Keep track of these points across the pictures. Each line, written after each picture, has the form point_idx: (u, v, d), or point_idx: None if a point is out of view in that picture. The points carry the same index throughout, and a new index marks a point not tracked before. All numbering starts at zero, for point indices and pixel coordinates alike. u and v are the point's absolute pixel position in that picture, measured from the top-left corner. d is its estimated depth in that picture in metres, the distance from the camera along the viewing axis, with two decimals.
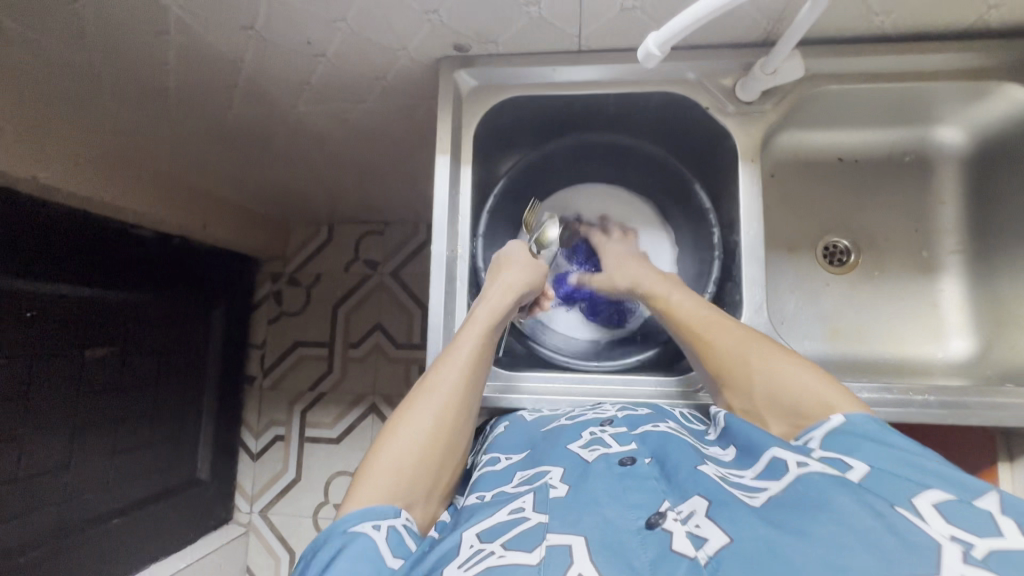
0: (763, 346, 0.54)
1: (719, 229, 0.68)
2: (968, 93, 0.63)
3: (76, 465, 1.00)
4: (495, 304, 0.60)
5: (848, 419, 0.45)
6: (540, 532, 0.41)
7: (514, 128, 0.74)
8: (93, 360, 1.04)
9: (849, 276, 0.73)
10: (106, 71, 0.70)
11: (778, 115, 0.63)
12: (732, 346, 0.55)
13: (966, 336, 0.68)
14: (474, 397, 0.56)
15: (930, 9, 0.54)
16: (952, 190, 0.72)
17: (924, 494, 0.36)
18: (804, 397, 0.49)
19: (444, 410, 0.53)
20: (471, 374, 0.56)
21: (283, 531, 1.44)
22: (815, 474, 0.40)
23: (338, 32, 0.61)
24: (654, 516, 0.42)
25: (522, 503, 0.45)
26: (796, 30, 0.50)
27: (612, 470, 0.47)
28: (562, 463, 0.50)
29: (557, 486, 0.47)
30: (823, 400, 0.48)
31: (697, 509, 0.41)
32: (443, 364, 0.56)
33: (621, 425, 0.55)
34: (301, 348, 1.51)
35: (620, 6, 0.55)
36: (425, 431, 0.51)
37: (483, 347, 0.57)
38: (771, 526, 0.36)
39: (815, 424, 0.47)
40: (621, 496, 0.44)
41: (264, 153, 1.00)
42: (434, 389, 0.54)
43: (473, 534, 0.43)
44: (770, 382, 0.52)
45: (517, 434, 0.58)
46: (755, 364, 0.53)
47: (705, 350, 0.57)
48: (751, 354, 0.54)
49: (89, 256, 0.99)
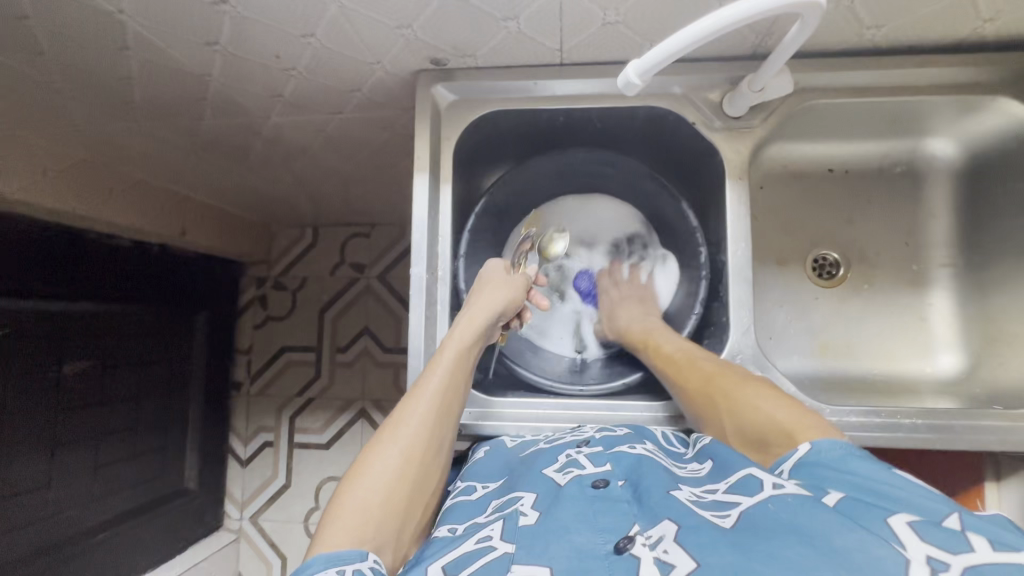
0: (733, 377, 0.55)
1: (706, 248, 0.66)
2: (962, 106, 0.61)
3: (58, 483, 0.98)
4: (467, 330, 0.59)
5: (813, 446, 0.44)
6: (502, 565, 0.39)
7: (496, 141, 0.71)
8: (72, 375, 1.01)
9: (838, 290, 0.72)
10: (67, 85, 0.67)
11: (767, 130, 0.61)
12: (707, 376, 0.56)
13: (954, 351, 0.68)
14: (446, 429, 0.54)
15: (923, 23, 0.52)
16: (943, 203, 0.71)
17: (894, 513, 0.35)
18: (772, 427, 0.48)
19: (414, 444, 0.51)
20: (442, 405, 0.54)
21: (274, 537, 1.44)
22: (787, 495, 0.38)
23: (309, 47, 0.58)
24: (623, 540, 0.40)
25: (489, 532, 0.44)
26: (785, 50, 0.48)
27: (584, 492, 0.46)
28: (534, 488, 0.48)
29: (528, 513, 0.45)
30: (788, 427, 0.47)
31: (665, 534, 0.38)
32: (412, 396, 0.54)
33: (596, 445, 0.53)
34: (287, 353, 1.48)
35: (602, 21, 0.52)
36: (395, 466, 0.49)
37: (454, 376, 0.56)
38: (738, 552, 0.34)
39: (786, 454, 0.46)
40: (591, 520, 0.42)
41: (242, 161, 0.97)
42: (403, 423, 0.52)
43: (438, 567, 0.41)
44: (743, 411, 0.51)
45: (494, 461, 0.57)
46: (729, 393, 0.53)
47: (685, 380, 0.58)
48: (720, 386, 0.54)
49: (65, 269, 0.96)
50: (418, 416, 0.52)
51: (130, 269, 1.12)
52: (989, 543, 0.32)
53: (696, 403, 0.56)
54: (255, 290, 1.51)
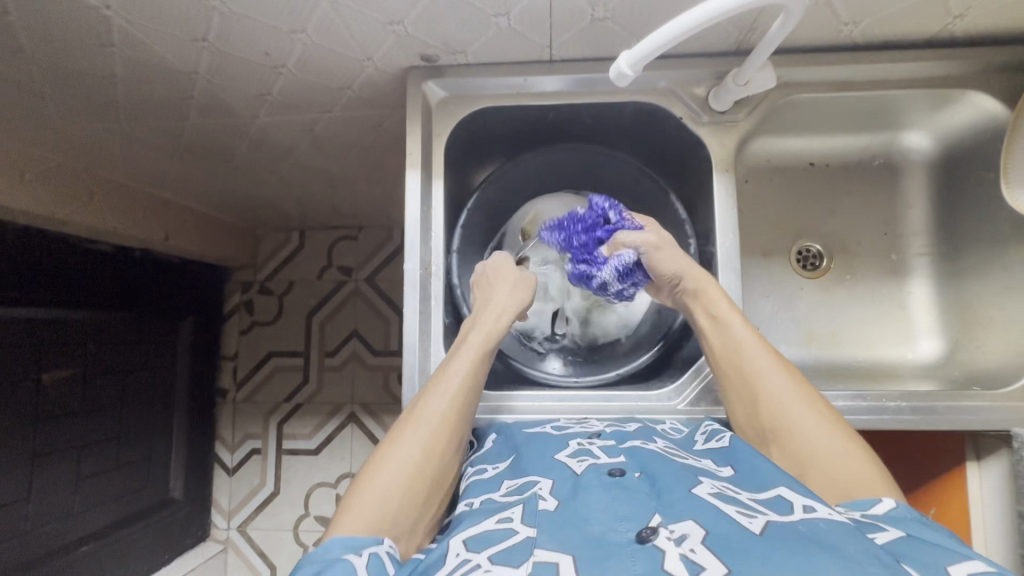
0: (817, 406, 0.52)
1: (695, 240, 0.67)
2: (936, 100, 0.64)
3: (38, 495, 0.95)
4: (487, 322, 0.60)
5: (897, 507, 0.44)
6: (528, 546, 0.39)
7: (486, 138, 0.72)
8: (52, 384, 0.98)
9: (821, 280, 0.74)
10: (50, 85, 0.66)
11: (751, 124, 0.63)
12: (798, 406, 0.51)
13: (934, 337, 0.70)
14: (466, 420, 0.55)
15: (898, 18, 0.54)
16: (919, 195, 0.74)
17: (961, 564, 0.35)
18: (857, 477, 0.47)
19: (433, 435, 0.51)
20: (463, 398, 0.54)
21: (262, 546, 1.41)
22: (821, 521, 0.39)
23: (298, 43, 0.58)
24: (645, 530, 0.40)
25: (511, 514, 0.44)
26: (768, 44, 0.50)
27: (601, 480, 0.47)
28: (550, 473, 0.49)
29: (547, 498, 0.45)
30: (858, 474, 0.47)
31: (691, 534, 0.38)
32: (434, 388, 0.54)
33: (608, 439, 0.55)
34: (275, 358, 1.46)
35: (592, 17, 0.53)
36: (413, 460, 0.49)
37: (476, 368, 0.56)
38: (766, 564, 0.34)
39: (863, 500, 0.45)
40: (611, 509, 0.43)
41: (228, 163, 0.96)
42: (421, 418, 0.52)
43: (460, 542, 0.42)
44: (831, 451, 0.48)
45: (504, 445, 0.57)
46: (822, 432, 0.50)
47: (768, 400, 0.53)
48: (802, 409, 0.51)
49: (44, 274, 0.94)
50: (439, 407, 0.53)
51: (112, 274, 1.09)
52: None
53: (769, 425, 0.52)
54: (241, 295, 1.49)
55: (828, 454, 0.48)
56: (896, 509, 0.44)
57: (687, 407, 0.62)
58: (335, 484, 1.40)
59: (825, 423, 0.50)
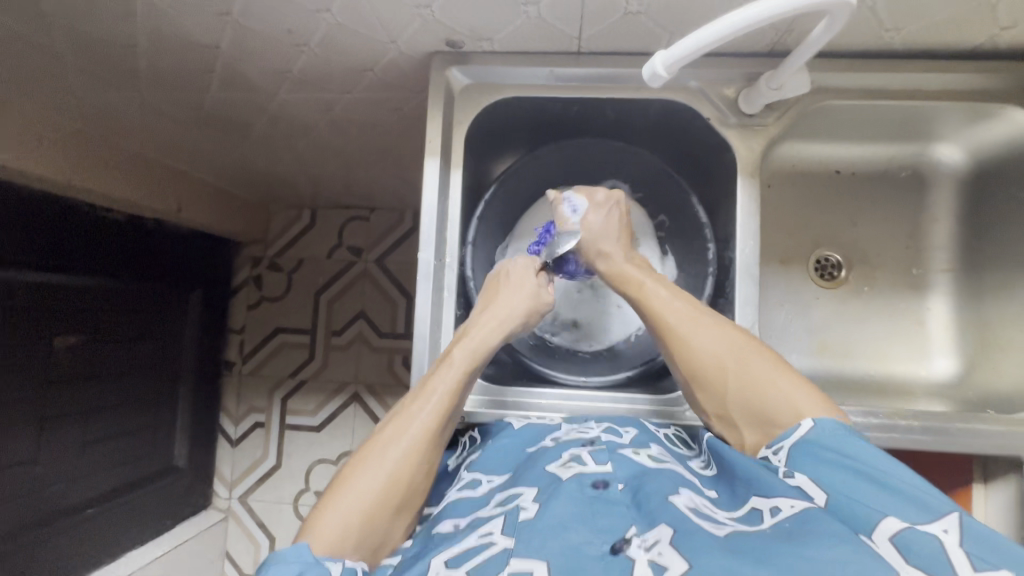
0: (742, 351, 0.53)
1: (714, 245, 0.66)
2: (970, 114, 0.62)
3: (47, 458, 0.97)
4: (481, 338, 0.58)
5: (817, 426, 0.46)
6: (503, 558, 0.42)
7: (508, 128, 0.71)
8: (62, 349, 0.99)
9: (838, 291, 0.73)
10: (68, 51, 0.65)
11: (780, 130, 0.61)
12: (713, 350, 0.54)
13: (949, 356, 0.69)
14: (441, 442, 0.54)
15: (940, 26, 0.52)
16: (946, 209, 0.72)
17: (882, 524, 0.39)
18: (777, 407, 0.50)
19: (403, 460, 0.51)
20: (440, 421, 0.53)
21: (262, 518, 1.44)
22: (786, 521, 0.40)
23: (322, 23, 0.57)
24: (620, 541, 0.42)
25: (491, 527, 0.46)
26: (808, 48, 0.48)
27: (583, 492, 0.47)
28: (536, 484, 0.49)
29: (528, 507, 0.46)
30: (793, 406, 0.49)
31: (661, 538, 0.41)
32: (410, 411, 0.53)
33: (602, 446, 0.53)
34: (282, 334, 1.47)
35: (624, 11, 0.52)
36: (380, 487, 0.49)
37: (456, 394, 0.55)
38: (733, 558, 0.38)
39: (787, 429, 0.48)
40: (590, 520, 0.44)
41: (244, 138, 0.95)
42: (393, 442, 0.51)
43: (441, 562, 0.44)
44: (750, 384, 0.52)
45: (500, 450, 0.57)
46: (739, 369, 0.52)
47: (686, 354, 0.55)
48: (728, 359, 0.53)
49: (57, 241, 0.94)
50: (415, 429, 0.52)
51: (123, 245, 1.10)
52: (968, 560, 0.35)
53: (692, 374, 0.55)
54: (250, 270, 1.50)
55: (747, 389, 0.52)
56: (812, 433, 0.46)
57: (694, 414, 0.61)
58: (336, 462, 1.42)
59: (744, 361, 0.53)
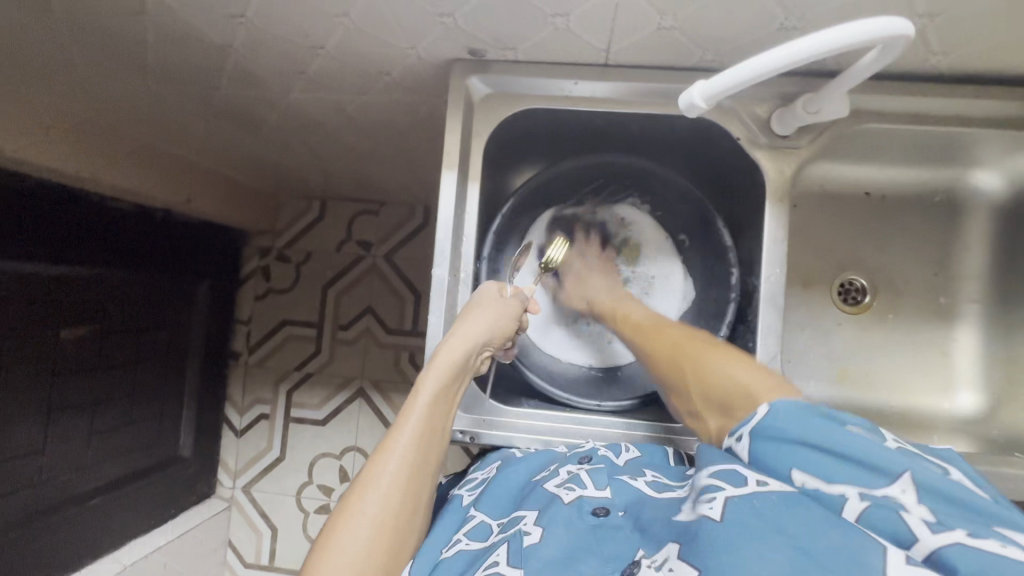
0: (699, 348, 0.54)
1: (738, 270, 0.63)
2: (1014, 143, 0.59)
3: (53, 448, 0.97)
4: (449, 353, 0.54)
5: (770, 409, 0.43)
6: None
7: (528, 138, 0.68)
8: (70, 340, 0.99)
9: (862, 317, 0.70)
10: (79, 44, 0.63)
11: (814, 152, 0.58)
12: (670, 345, 0.57)
13: (974, 390, 0.67)
14: (428, 470, 0.51)
15: (991, 50, 0.49)
16: (980, 237, 0.69)
17: (846, 511, 0.37)
18: (729, 387, 0.48)
19: (391, 496, 0.48)
20: (423, 446, 0.51)
21: (265, 508, 1.44)
22: (773, 494, 0.39)
23: (340, 27, 0.55)
24: (630, 566, 0.41)
25: (496, 557, 0.45)
26: (857, 74, 0.46)
27: (584, 520, 0.47)
28: (535, 506, 0.50)
29: (531, 532, 0.46)
30: (745, 389, 0.47)
31: (670, 554, 0.39)
32: (390, 443, 0.50)
33: (599, 463, 0.54)
34: (288, 327, 1.47)
35: (658, 25, 0.49)
36: (371, 529, 0.46)
37: (432, 414, 0.52)
38: (726, 551, 0.36)
39: (745, 417, 0.45)
40: (596, 550, 0.44)
41: (255, 132, 0.93)
42: (378, 479, 0.48)
43: None
44: (704, 371, 0.51)
45: (504, 489, 0.56)
46: (692, 358, 0.53)
47: (652, 351, 0.58)
48: (682, 356, 0.54)
49: (66, 232, 0.93)
50: (396, 463, 0.49)
51: (132, 234, 1.09)
52: (925, 524, 0.34)
53: (661, 371, 0.57)
54: (258, 262, 1.48)
55: (702, 375, 0.51)
56: (767, 419, 0.43)
57: None
58: (339, 456, 1.42)
59: (699, 357, 0.53)
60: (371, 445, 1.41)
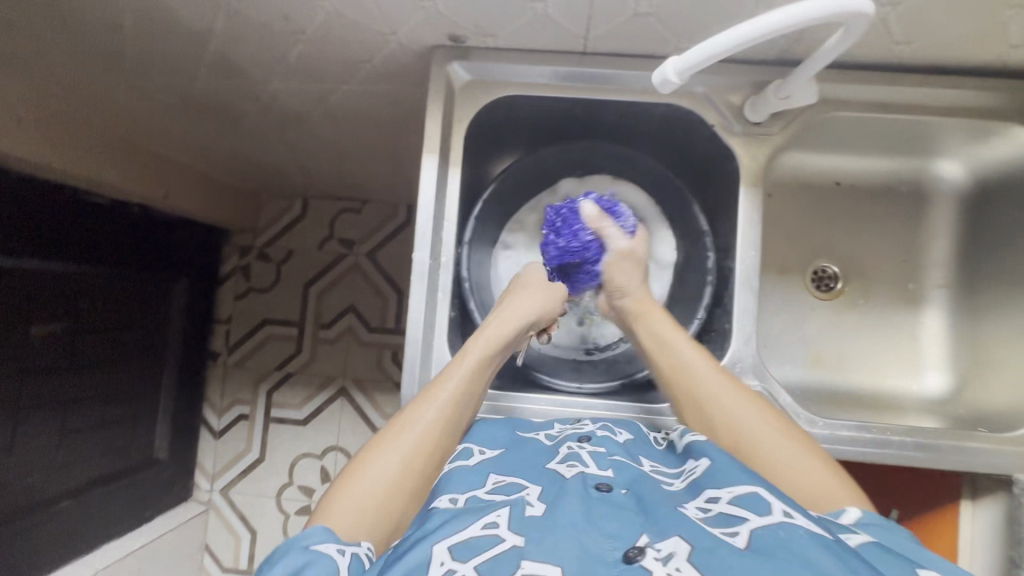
0: (791, 437, 0.51)
1: (714, 254, 0.65)
2: (976, 133, 0.62)
3: (22, 450, 0.94)
4: (498, 329, 0.60)
5: (864, 514, 0.45)
6: (515, 556, 0.39)
7: (509, 127, 0.69)
8: (41, 336, 0.96)
9: (833, 302, 0.72)
10: (53, 30, 0.62)
11: (786, 139, 0.60)
12: (759, 421, 0.52)
13: (940, 372, 0.69)
14: (455, 429, 0.55)
15: (950, 41, 0.52)
16: (944, 225, 0.72)
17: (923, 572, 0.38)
18: (822, 492, 0.47)
19: (418, 443, 0.51)
20: (457, 405, 0.54)
21: (244, 511, 1.41)
22: (802, 530, 0.39)
23: (320, 11, 0.55)
24: (632, 550, 0.39)
25: (496, 517, 0.43)
26: (822, 58, 0.48)
27: (588, 493, 0.46)
28: (540, 481, 0.49)
29: (535, 504, 0.45)
30: (831, 489, 0.48)
31: (677, 552, 0.38)
32: (427, 398, 0.54)
33: (599, 445, 0.53)
34: (268, 326, 1.45)
35: (634, 11, 0.51)
36: (397, 466, 0.50)
37: (471, 380, 0.56)
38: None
39: (833, 511, 0.46)
40: (597, 523, 0.42)
41: (234, 125, 0.92)
42: (411, 425, 0.52)
43: (444, 548, 0.40)
44: (791, 467, 0.49)
45: (491, 429, 0.57)
46: (785, 445, 0.50)
47: (724, 422, 0.53)
48: (777, 440, 0.51)
49: (39, 226, 0.91)
50: (432, 414, 0.53)
51: (107, 228, 1.06)
52: None
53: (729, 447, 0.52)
54: (238, 260, 1.47)
55: (792, 471, 0.49)
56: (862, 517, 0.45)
57: None
58: (321, 456, 1.40)
59: (791, 443, 0.51)
60: (354, 445, 1.39)
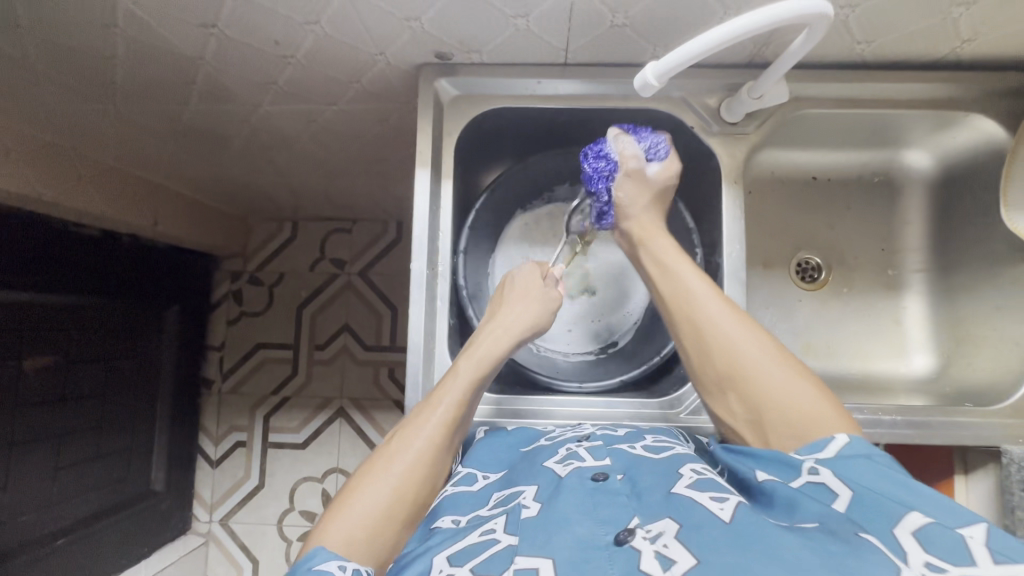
0: (781, 363, 0.50)
1: (702, 250, 0.67)
2: (937, 122, 0.66)
3: (16, 486, 0.92)
4: (494, 345, 0.59)
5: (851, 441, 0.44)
6: (509, 555, 0.40)
7: (496, 138, 0.72)
8: (33, 370, 0.95)
9: (820, 292, 0.75)
10: (43, 63, 0.63)
11: (761, 137, 0.63)
12: (749, 344, 0.51)
13: (925, 352, 0.72)
14: (447, 455, 0.54)
15: (907, 38, 0.55)
16: (918, 211, 0.75)
17: (904, 522, 0.38)
18: (806, 415, 0.47)
19: (409, 469, 0.51)
20: (448, 431, 0.54)
21: (245, 540, 1.39)
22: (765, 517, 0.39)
23: (310, 34, 0.57)
24: (622, 532, 0.41)
25: (494, 525, 0.44)
26: (788, 59, 0.51)
27: (585, 485, 0.46)
28: (537, 480, 0.49)
29: (530, 505, 0.45)
30: (816, 416, 0.47)
31: (665, 530, 0.39)
32: (417, 422, 0.54)
33: (597, 441, 0.55)
34: (263, 349, 1.44)
35: (610, 23, 0.54)
36: (388, 494, 0.49)
37: (462, 402, 0.55)
38: (734, 548, 0.36)
39: (819, 440, 0.45)
40: (591, 512, 0.43)
41: (223, 150, 0.93)
42: (401, 451, 0.52)
43: (444, 558, 0.42)
44: (783, 390, 0.48)
45: (494, 453, 0.57)
46: (772, 369, 0.50)
47: (722, 346, 0.51)
48: (764, 364, 0.50)
49: (30, 258, 0.91)
50: (423, 440, 0.52)
51: (99, 258, 1.06)
52: (989, 555, 0.34)
53: (716, 366, 0.52)
54: (230, 285, 1.46)
55: (780, 395, 0.48)
56: (848, 448, 0.43)
57: (690, 415, 0.62)
58: (322, 479, 1.39)
59: (778, 365, 0.50)
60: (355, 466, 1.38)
